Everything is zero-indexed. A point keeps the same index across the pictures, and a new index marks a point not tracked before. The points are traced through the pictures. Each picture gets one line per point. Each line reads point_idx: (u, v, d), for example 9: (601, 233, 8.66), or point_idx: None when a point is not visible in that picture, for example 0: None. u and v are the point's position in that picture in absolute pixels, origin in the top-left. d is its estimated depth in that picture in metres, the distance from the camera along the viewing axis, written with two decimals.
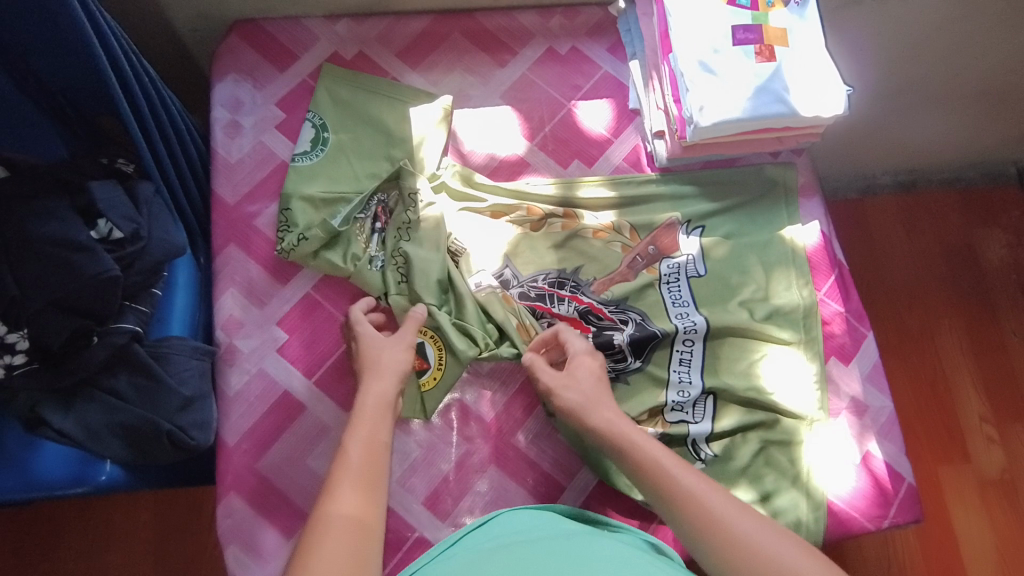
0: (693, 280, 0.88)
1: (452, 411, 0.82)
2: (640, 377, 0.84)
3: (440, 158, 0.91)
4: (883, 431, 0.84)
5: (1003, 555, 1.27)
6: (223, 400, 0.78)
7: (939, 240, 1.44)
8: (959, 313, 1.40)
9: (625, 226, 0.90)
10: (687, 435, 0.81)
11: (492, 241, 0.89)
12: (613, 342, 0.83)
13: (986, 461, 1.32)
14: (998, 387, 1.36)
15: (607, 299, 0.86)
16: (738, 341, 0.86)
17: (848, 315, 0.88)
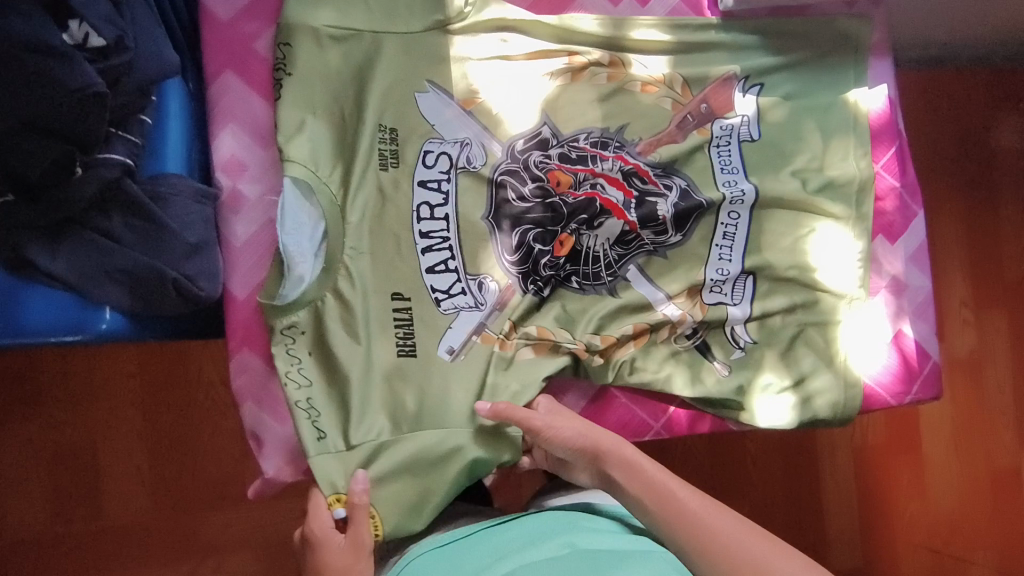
0: (744, 144, 0.81)
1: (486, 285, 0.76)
2: (678, 253, 0.79)
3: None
4: (917, 311, 0.82)
5: (956, 426, 1.38)
6: (228, 249, 0.70)
7: (958, 123, 1.38)
8: (961, 201, 1.38)
9: (676, 80, 0.80)
10: (724, 319, 0.79)
11: (534, 94, 0.78)
12: (657, 213, 0.77)
13: (958, 342, 1.38)
14: (986, 274, 1.38)
15: (653, 162, 0.78)
16: (788, 215, 0.80)
17: (902, 191, 0.82)
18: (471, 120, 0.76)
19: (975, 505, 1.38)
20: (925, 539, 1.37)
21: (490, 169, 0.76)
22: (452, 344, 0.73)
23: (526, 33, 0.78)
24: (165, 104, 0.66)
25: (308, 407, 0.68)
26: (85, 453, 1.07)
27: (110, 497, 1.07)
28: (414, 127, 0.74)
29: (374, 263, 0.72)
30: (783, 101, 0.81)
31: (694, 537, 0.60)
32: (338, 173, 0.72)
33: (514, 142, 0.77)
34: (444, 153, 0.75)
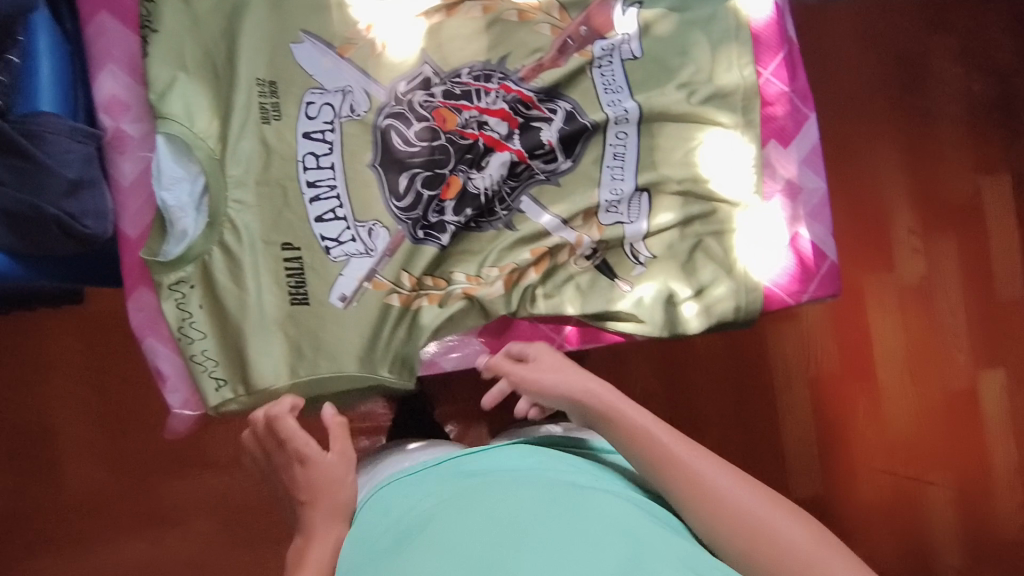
0: (627, 63, 0.81)
1: (378, 231, 0.77)
2: (571, 176, 0.81)
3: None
4: (814, 213, 0.83)
5: (910, 351, 1.44)
6: (116, 189, 0.72)
7: (893, 55, 1.43)
8: (898, 129, 1.44)
9: (553, 7, 0.80)
10: (621, 237, 0.80)
11: (413, 33, 0.77)
12: (542, 139, 0.79)
13: (907, 269, 1.44)
14: (929, 201, 1.45)
15: (537, 88, 0.79)
16: (676, 129, 0.82)
17: (792, 95, 0.83)
18: (349, 66, 0.76)
19: (931, 423, 1.45)
20: (884, 462, 1.43)
21: (375, 115, 0.77)
22: (343, 291, 0.76)
23: None
24: (32, 42, 0.65)
25: (204, 358, 0.73)
26: (36, 429, 1.09)
27: (62, 469, 1.09)
28: (296, 76, 0.75)
29: (260, 214, 0.74)
30: (668, 14, 0.82)
31: (654, 458, 0.58)
32: (216, 123, 0.72)
33: (396, 86, 0.77)
34: (326, 104, 0.76)
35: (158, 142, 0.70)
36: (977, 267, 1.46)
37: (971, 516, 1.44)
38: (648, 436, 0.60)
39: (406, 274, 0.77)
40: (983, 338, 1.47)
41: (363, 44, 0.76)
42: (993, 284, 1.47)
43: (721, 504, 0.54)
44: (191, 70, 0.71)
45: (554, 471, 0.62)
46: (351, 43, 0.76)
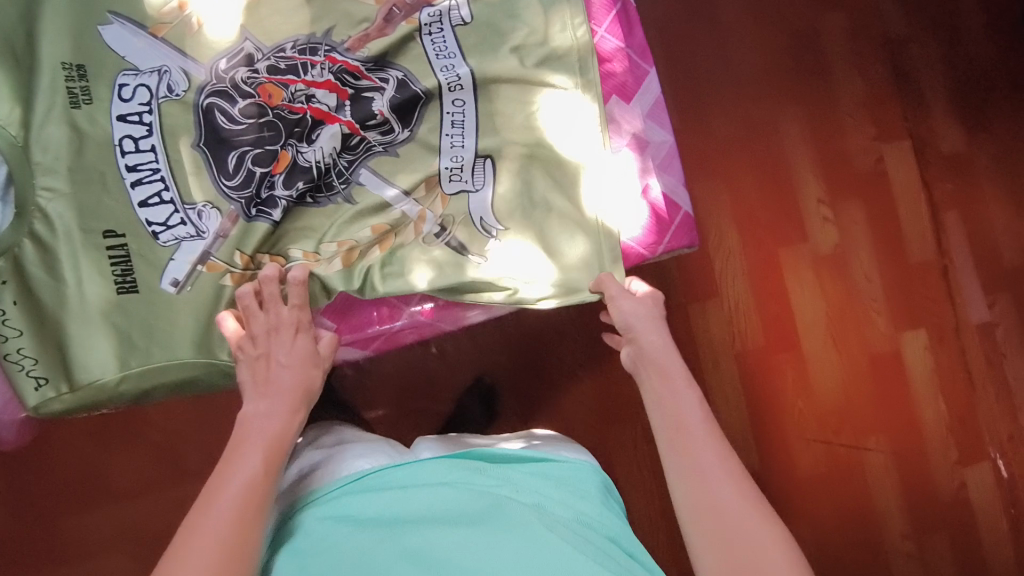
0: (458, 29, 0.81)
1: (208, 213, 0.75)
2: (411, 146, 0.80)
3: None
4: (663, 164, 0.84)
5: (832, 317, 1.37)
6: None
7: (785, 29, 1.39)
8: (798, 98, 1.39)
9: None
10: (466, 208, 0.79)
11: (229, 8, 0.76)
12: (373, 110, 0.78)
13: (821, 238, 1.37)
14: (834, 165, 1.39)
15: (363, 57, 0.79)
16: (514, 91, 0.81)
17: (630, 51, 0.84)
18: (165, 46, 0.74)
19: (858, 394, 1.37)
20: (818, 432, 1.36)
21: (195, 93, 0.75)
22: (175, 276, 0.73)
23: None
24: None
25: (20, 356, 0.70)
26: None
27: None
28: (107, 57, 0.73)
29: (75, 203, 0.71)
30: None
31: (675, 428, 0.68)
32: (19, 109, 0.71)
33: (215, 63, 0.76)
34: (142, 86, 0.74)
35: None
36: (889, 232, 1.40)
37: (908, 481, 1.37)
38: (679, 407, 0.69)
39: (237, 253, 0.75)
40: (901, 297, 1.40)
41: (180, 23, 0.75)
42: (906, 246, 1.41)
43: (700, 482, 0.64)
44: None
45: (540, 491, 0.70)
46: (166, 23, 0.75)
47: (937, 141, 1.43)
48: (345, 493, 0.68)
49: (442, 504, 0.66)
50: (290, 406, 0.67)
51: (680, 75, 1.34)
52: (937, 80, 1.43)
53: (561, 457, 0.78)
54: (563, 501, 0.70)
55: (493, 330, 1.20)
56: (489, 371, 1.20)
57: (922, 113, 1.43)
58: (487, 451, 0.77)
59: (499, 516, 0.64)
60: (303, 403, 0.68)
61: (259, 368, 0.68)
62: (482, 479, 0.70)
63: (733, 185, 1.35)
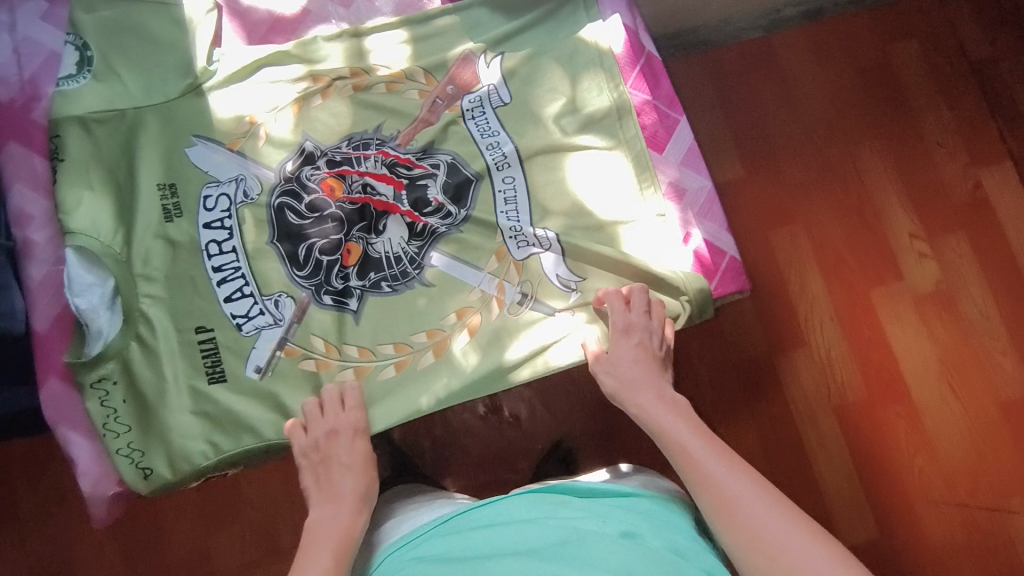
0: (499, 110, 0.82)
1: (285, 303, 0.76)
2: (471, 226, 0.79)
3: (211, 48, 0.80)
4: (702, 211, 0.81)
5: (946, 365, 1.22)
6: (26, 292, 0.71)
7: (855, 65, 1.32)
8: (879, 132, 1.30)
9: (418, 72, 0.82)
10: (542, 270, 0.78)
11: (294, 118, 0.81)
12: (428, 196, 0.79)
13: (919, 276, 1.25)
14: (927, 199, 1.28)
15: (413, 148, 0.80)
16: (545, 160, 0.81)
17: (657, 103, 0.83)
18: (240, 158, 0.79)
19: (992, 447, 1.20)
20: (945, 493, 1.19)
21: (267, 196, 0.78)
22: (258, 362, 0.75)
23: (274, 65, 0.81)
24: None
25: (129, 450, 0.73)
26: None
27: None
28: (195, 170, 0.79)
29: (171, 307, 0.75)
30: (529, 57, 0.83)
31: (677, 452, 0.65)
32: (121, 230, 0.76)
33: (283, 166, 0.79)
34: (223, 195, 0.78)
35: (66, 254, 0.74)
36: (1000, 265, 1.25)
37: None
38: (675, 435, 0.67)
39: (313, 338, 0.76)
40: None
41: (252, 134, 0.80)
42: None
43: (716, 492, 0.60)
44: (97, 188, 0.76)
45: (617, 518, 0.63)
46: (240, 136, 0.80)
47: None
48: (432, 537, 0.66)
49: (518, 543, 0.60)
50: (353, 504, 0.69)
51: (742, 126, 1.30)
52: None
53: (648, 494, 0.70)
54: (654, 531, 0.62)
55: (569, 394, 1.10)
56: (567, 437, 1.09)
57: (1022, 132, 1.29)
58: (583, 486, 0.71)
59: (574, 549, 0.57)
60: (364, 503, 0.70)
61: (321, 474, 0.71)
62: (572, 511, 0.64)
63: (814, 230, 1.27)
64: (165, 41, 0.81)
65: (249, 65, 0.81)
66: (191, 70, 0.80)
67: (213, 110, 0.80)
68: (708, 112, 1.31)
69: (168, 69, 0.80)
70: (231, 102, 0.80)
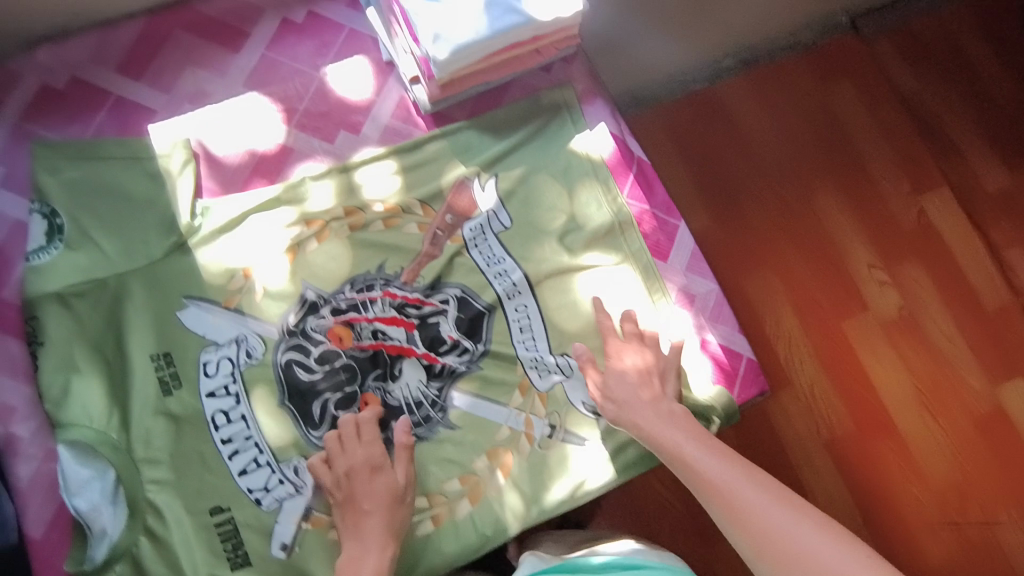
0: (501, 234, 0.81)
1: (306, 470, 0.72)
2: (489, 360, 0.78)
3: (194, 201, 0.77)
4: (714, 315, 0.83)
5: (925, 398, 1.14)
6: (15, 494, 0.68)
7: (797, 107, 1.23)
8: (829, 170, 1.22)
9: (414, 204, 0.81)
10: (567, 397, 0.77)
11: (290, 266, 0.77)
12: (441, 334, 0.77)
13: (883, 306, 1.17)
14: (883, 231, 1.20)
15: (420, 285, 0.78)
16: (555, 281, 0.80)
17: (656, 210, 0.85)
18: (238, 316, 0.75)
19: (976, 464, 1.12)
20: (938, 513, 1.09)
21: (272, 353, 0.74)
22: (283, 539, 0.70)
23: (262, 213, 0.78)
24: None
25: None
26: None
27: None
28: (192, 335, 0.74)
29: (181, 491, 0.69)
30: (523, 176, 0.83)
31: (678, 461, 0.64)
32: (116, 412, 0.70)
33: (286, 319, 0.76)
34: (224, 358, 0.74)
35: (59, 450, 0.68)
36: (955, 285, 1.18)
37: None
38: (672, 443, 0.65)
39: None
40: (993, 353, 1.16)
41: (247, 289, 0.76)
42: (976, 294, 1.18)
43: (720, 496, 0.60)
44: (84, 369, 0.70)
45: None
46: (236, 292, 0.76)
47: (979, 183, 1.22)
48: None
49: None
50: (379, 541, 0.65)
51: (698, 167, 1.19)
52: (963, 122, 1.24)
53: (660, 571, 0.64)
54: None
55: None
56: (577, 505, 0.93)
57: (956, 158, 1.23)
58: None
59: None
60: (392, 537, 0.66)
61: (350, 513, 0.67)
62: None
63: (783, 272, 1.17)
64: (143, 198, 0.76)
65: (236, 216, 0.77)
66: (175, 227, 0.76)
67: (202, 266, 0.76)
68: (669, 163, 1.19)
69: (148, 229, 0.75)
70: (222, 256, 0.76)
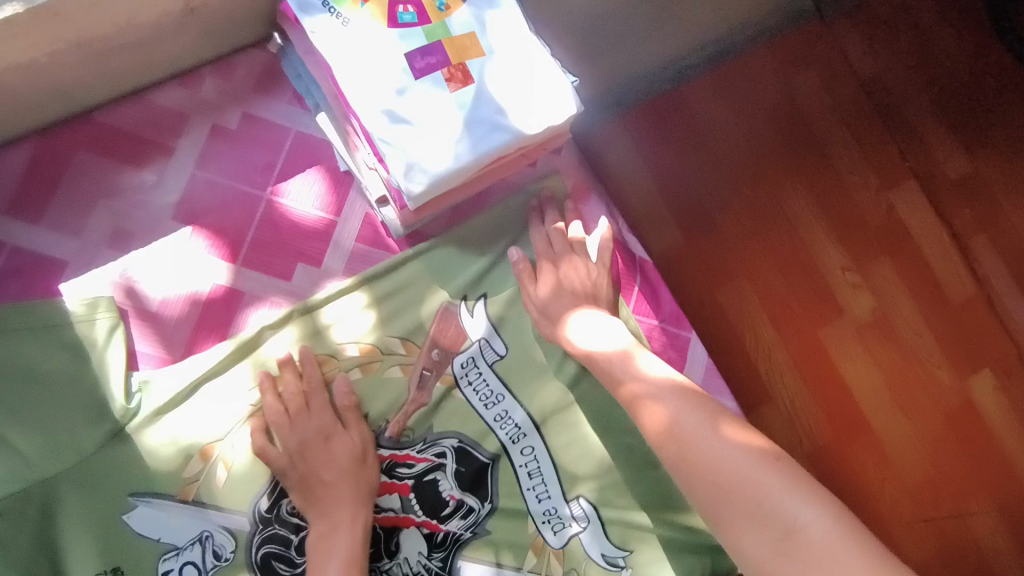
0: (497, 366, 0.72)
1: None
2: (497, 519, 0.69)
3: (127, 377, 0.64)
4: None
5: (899, 397, 0.99)
6: None
7: (759, 97, 1.00)
8: (795, 163, 1.01)
9: (394, 342, 0.70)
10: (584, 550, 0.70)
11: None
12: (440, 495, 0.68)
13: (856, 309, 0.99)
14: (854, 225, 1.01)
15: (410, 440, 0.68)
16: (561, 418, 0.72)
17: (665, 324, 0.78)
18: (198, 510, 0.63)
19: (949, 458, 0.98)
20: (912, 508, 0.96)
21: (245, 551, 0.64)
22: None
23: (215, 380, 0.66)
24: None
25: None
26: None
27: None
28: (145, 541, 0.62)
29: None
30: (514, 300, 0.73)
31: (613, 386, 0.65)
32: None
33: (256, 504, 0.64)
34: (187, 563, 0.63)
35: None
36: (923, 272, 1.02)
37: None
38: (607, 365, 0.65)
39: None
40: (960, 342, 1.01)
41: (207, 475, 0.64)
42: (944, 287, 1.02)
43: (654, 416, 0.61)
44: None
45: None
46: (193, 480, 0.64)
47: (940, 167, 1.04)
48: None
49: None
50: (349, 508, 0.62)
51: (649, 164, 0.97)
52: (929, 100, 1.04)
53: None
54: None
55: None
56: None
57: (921, 143, 1.04)
58: None
59: None
60: (360, 500, 0.63)
61: (307, 488, 0.63)
62: None
63: (760, 288, 0.98)
64: (64, 378, 0.63)
65: (183, 391, 0.65)
66: (108, 412, 0.63)
67: (146, 456, 0.63)
68: (634, 169, 0.96)
69: (72, 415, 0.62)
70: (173, 432, 0.64)
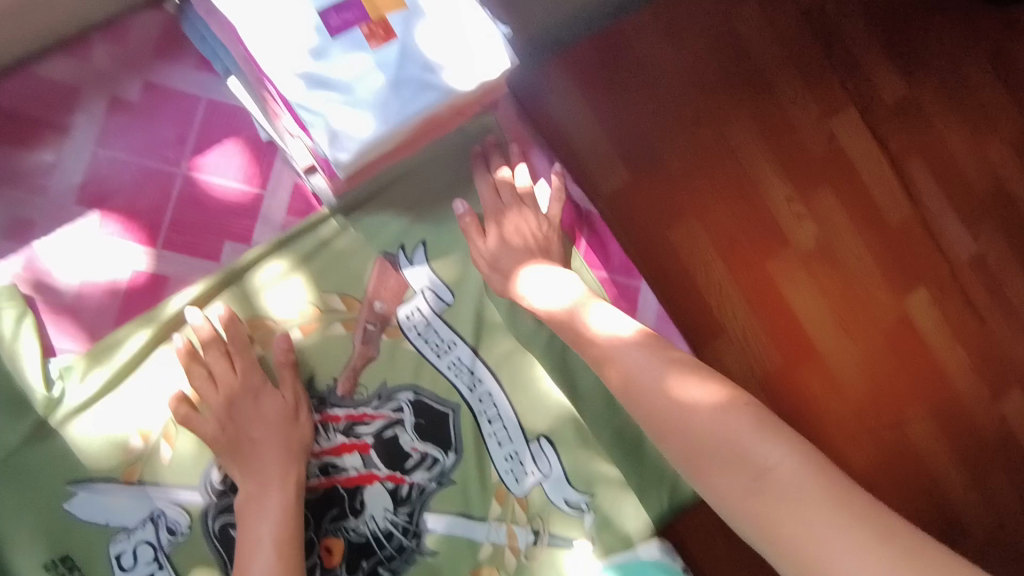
0: (444, 313, 0.71)
1: None
2: (462, 470, 0.69)
3: (44, 365, 0.60)
4: None
5: (843, 322, 0.99)
6: None
7: (694, 23, 0.96)
8: (735, 92, 0.97)
9: (333, 299, 0.68)
10: (547, 498, 0.71)
11: None
12: (402, 447, 0.67)
13: (800, 238, 0.98)
14: (795, 153, 0.99)
15: (365, 396, 0.67)
16: (516, 369, 0.72)
17: (614, 276, 0.78)
18: (145, 491, 0.61)
19: (890, 377, 1.00)
20: (856, 424, 0.98)
21: (202, 523, 0.61)
22: None
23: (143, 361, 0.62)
24: None
25: None
26: None
27: None
28: (91, 531, 0.60)
29: None
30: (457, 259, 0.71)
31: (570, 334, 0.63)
32: None
33: (208, 478, 0.62)
34: (141, 543, 0.61)
35: None
36: (863, 199, 1.01)
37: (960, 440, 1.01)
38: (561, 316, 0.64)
39: None
40: (895, 263, 1.01)
41: (150, 454, 0.61)
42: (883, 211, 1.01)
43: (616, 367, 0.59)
44: None
45: None
46: (136, 460, 0.61)
47: (876, 92, 1.01)
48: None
49: None
50: (279, 467, 0.60)
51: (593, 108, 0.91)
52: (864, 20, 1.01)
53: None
54: None
55: None
56: None
57: (858, 66, 1.01)
58: None
59: None
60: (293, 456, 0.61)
61: (236, 446, 0.61)
62: None
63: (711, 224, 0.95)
64: None
65: (109, 378, 0.61)
66: (29, 406, 0.59)
67: (77, 446, 0.60)
68: (576, 113, 0.91)
69: None
70: (104, 427, 0.61)
